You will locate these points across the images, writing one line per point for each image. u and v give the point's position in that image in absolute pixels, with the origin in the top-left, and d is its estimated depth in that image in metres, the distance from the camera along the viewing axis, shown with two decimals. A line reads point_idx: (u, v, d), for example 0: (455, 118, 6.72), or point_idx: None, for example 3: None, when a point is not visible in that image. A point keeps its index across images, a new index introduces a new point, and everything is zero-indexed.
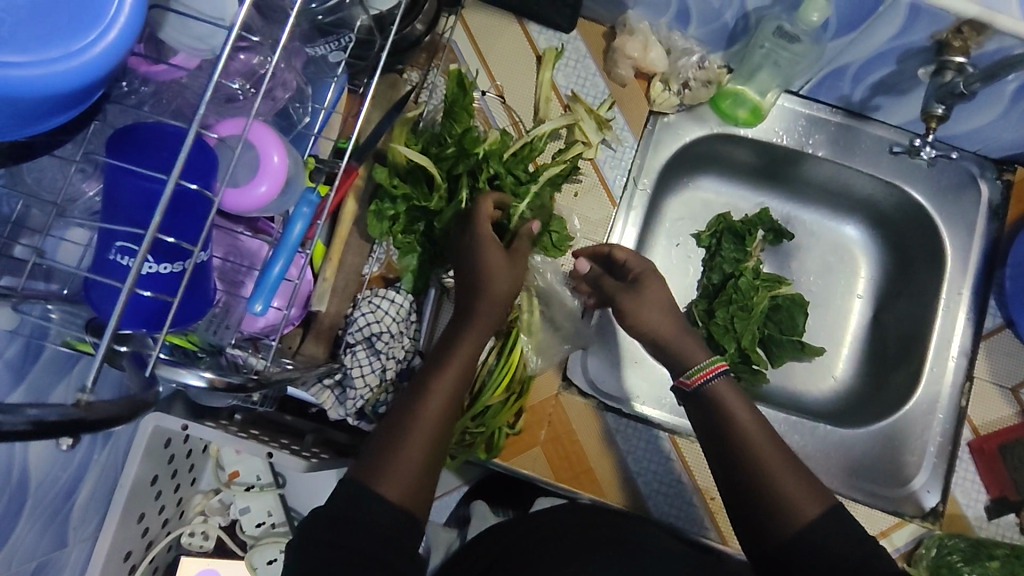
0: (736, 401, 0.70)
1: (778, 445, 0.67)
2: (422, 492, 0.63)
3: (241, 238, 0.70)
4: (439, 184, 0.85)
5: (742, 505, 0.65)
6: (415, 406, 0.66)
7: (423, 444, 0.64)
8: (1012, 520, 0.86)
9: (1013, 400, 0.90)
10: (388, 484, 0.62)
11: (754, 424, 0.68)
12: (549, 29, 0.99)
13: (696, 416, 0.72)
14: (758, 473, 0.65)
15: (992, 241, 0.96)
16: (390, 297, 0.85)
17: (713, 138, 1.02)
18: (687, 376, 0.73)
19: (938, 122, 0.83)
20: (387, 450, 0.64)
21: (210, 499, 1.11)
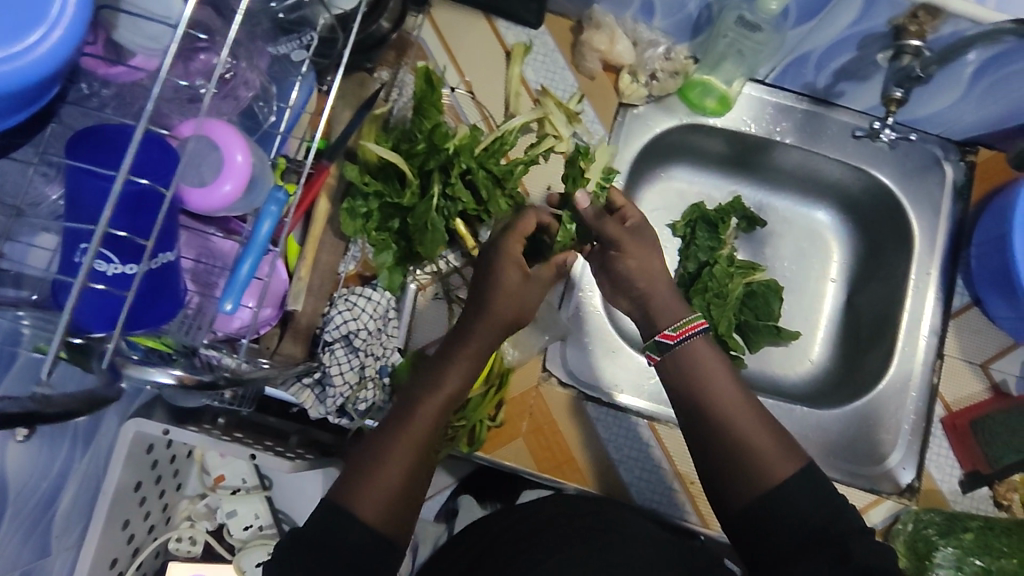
0: (712, 360, 0.72)
1: (752, 406, 0.70)
2: (400, 514, 0.65)
3: (213, 239, 0.70)
4: (411, 180, 0.85)
5: (711, 458, 0.68)
6: (400, 427, 0.68)
7: (405, 465, 0.66)
8: (986, 493, 0.88)
9: (983, 375, 0.92)
10: (366, 505, 0.64)
11: (730, 389, 0.70)
12: (517, 25, 1.00)
13: (670, 373, 0.74)
14: (730, 430, 0.68)
15: (957, 220, 0.98)
16: (367, 295, 0.86)
17: (682, 129, 1.04)
18: (670, 330, 0.75)
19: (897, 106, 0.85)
20: (368, 469, 0.66)
21: (196, 503, 1.12)
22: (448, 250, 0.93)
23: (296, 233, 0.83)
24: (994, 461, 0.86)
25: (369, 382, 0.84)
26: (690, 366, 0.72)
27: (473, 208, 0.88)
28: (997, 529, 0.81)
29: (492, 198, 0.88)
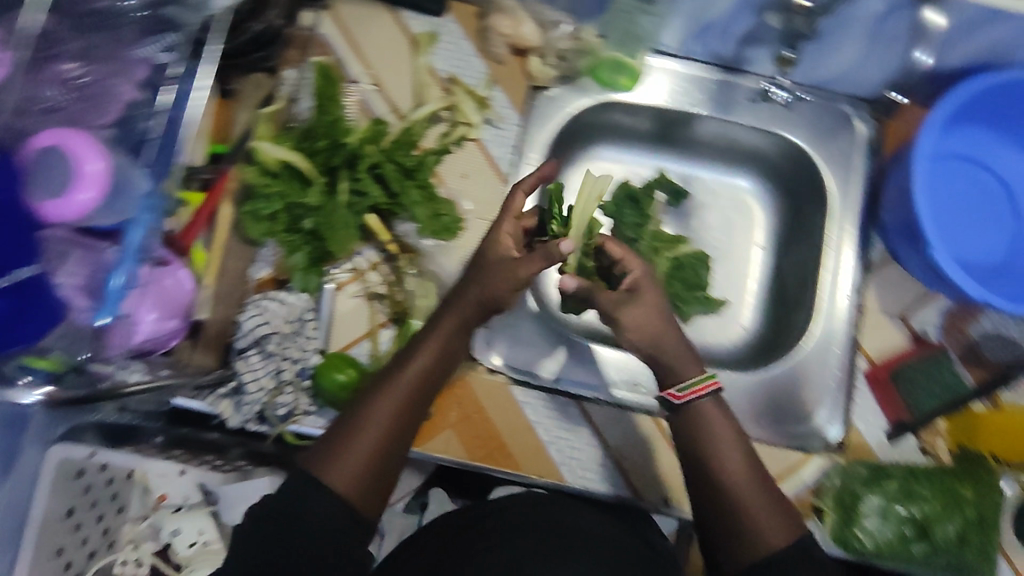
0: (722, 422, 0.76)
1: (755, 473, 0.73)
2: (372, 488, 0.67)
3: (104, 253, 0.59)
4: (316, 179, 0.84)
5: (710, 518, 0.72)
6: (373, 404, 0.71)
7: (378, 438, 0.69)
8: (912, 442, 0.89)
9: (902, 326, 0.94)
10: (338, 476, 0.66)
11: (733, 449, 0.74)
12: (422, 15, 0.98)
13: (680, 427, 0.77)
14: (728, 495, 0.71)
15: (869, 177, 0.99)
16: (280, 299, 0.86)
17: (597, 109, 1.03)
18: (676, 390, 0.77)
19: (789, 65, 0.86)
20: (343, 442, 0.69)
21: (140, 526, 1.00)
22: (365, 246, 0.91)
23: (202, 240, 0.83)
24: (918, 410, 0.89)
25: (286, 387, 0.84)
26: (698, 425, 0.76)
27: (383, 202, 0.87)
28: (919, 475, 0.83)
29: (404, 190, 0.87)
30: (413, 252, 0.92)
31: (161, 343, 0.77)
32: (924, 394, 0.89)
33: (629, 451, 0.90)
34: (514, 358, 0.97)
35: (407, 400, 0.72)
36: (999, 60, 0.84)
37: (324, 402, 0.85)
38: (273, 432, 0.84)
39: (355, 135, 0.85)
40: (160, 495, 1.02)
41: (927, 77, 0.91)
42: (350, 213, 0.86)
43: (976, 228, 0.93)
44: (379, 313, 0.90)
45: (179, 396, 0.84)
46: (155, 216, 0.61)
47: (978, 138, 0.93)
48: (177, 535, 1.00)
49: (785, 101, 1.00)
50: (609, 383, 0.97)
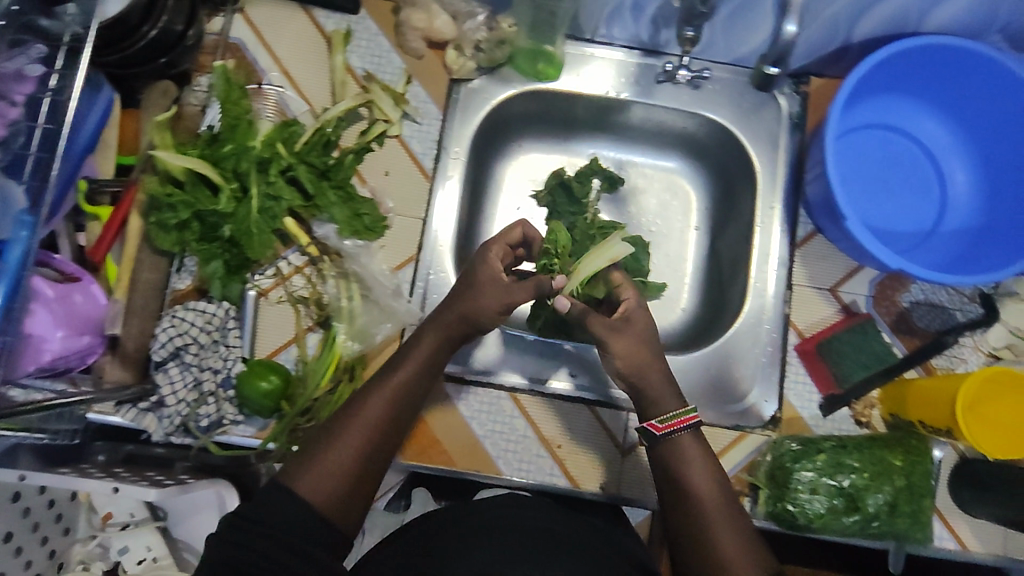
0: (699, 453, 0.73)
1: (729, 505, 0.70)
2: (344, 503, 0.64)
3: None
4: (224, 185, 0.82)
5: (687, 551, 0.67)
6: (353, 414, 0.69)
7: (356, 449, 0.67)
8: (846, 413, 0.90)
9: (832, 298, 0.94)
10: (311, 487, 0.64)
11: (709, 484, 0.71)
12: (335, 12, 0.96)
13: (657, 457, 0.74)
14: (705, 525, 0.67)
15: (796, 151, 0.99)
16: (200, 309, 0.84)
17: (522, 98, 1.00)
18: (659, 420, 0.74)
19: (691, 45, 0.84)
20: (317, 452, 0.66)
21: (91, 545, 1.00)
22: (286, 250, 0.90)
23: (116, 252, 0.84)
24: (844, 381, 0.91)
25: (209, 398, 0.83)
26: (676, 454, 0.73)
27: (299, 205, 0.85)
28: (849, 447, 0.84)
29: (320, 192, 0.86)
30: (335, 253, 0.90)
31: (76, 361, 0.79)
32: (849, 367, 0.91)
33: (565, 439, 0.91)
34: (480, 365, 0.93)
35: (388, 411, 0.71)
36: (907, 30, 0.84)
37: (250, 411, 0.84)
38: (197, 444, 0.83)
39: (261, 137, 0.83)
40: (104, 514, 1.01)
41: (842, 49, 0.91)
42: (263, 219, 0.83)
43: (902, 198, 0.93)
44: (304, 317, 0.89)
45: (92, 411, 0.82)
46: (33, 230, 0.58)
47: (897, 106, 0.93)
48: (126, 552, 0.98)
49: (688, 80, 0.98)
50: (604, 385, 0.94)
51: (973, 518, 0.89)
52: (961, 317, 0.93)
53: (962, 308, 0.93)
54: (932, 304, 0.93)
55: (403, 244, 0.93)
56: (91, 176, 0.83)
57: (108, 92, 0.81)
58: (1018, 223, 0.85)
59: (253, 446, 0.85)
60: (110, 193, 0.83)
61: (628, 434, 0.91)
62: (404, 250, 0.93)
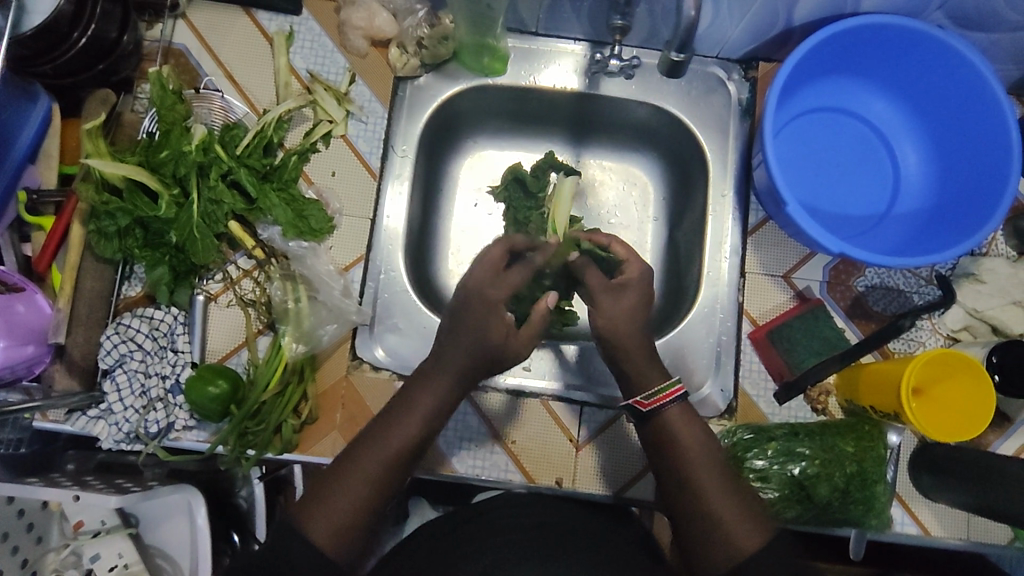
0: (689, 429, 0.71)
1: (724, 473, 0.68)
2: (352, 541, 0.63)
3: None
4: (163, 191, 0.82)
5: (688, 524, 0.66)
6: (360, 451, 0.67)
7: (366, 489, 0.65)
8: (802, 401, 0.89)
9: (786, 285, 0.93)
10: (317, 530, 0.62)
11: (705, 457, 0.69)
12: (278, 14, 0.97)
13: (652, 435, 0.73)
14: (701, 497, 0.66)
15: (746, 138, 0.98)
16: (149, 316, 0.86)
17: (470, 94, 1.00)
18: (643, 397, 0.73)
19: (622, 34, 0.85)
20: (323, 492, 0.65)
21: (63, 553, 0.97)
22: (234, 254, 0.90)
23: (60, 261, 0.84)
24: (795, 366, 0.90)
25: (157, 404, 0.84)
26: (668, 435, 0.71)
27: (242, 208, 0.85)
28: (800, 434, 0.83)
29: (262, 194, 0.86)
30: (281, 255, 0.90)
31: (24, 370, 0.80)
32: (802, 352, 0.90)
33: (519, 434, 0.89)
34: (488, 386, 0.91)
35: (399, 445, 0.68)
36: (845, 10, 0.83)
37: (200, 417, 0.84)
38: (147, 450, 0.83)
39: (198, 142, 0.84)
40: (76, 522, 0.98)
41: (784, 31, 0.90)
42: (205, 223, 0.83)
43: (853, 180, 0.93)
44: (254, 321, 0.89)
45: (39, 420, 0.83)
46: None
47: (844, 87, 0.93)
48: (98, 559, 0.98)
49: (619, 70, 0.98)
50: (604, 380, 0.94)
51: (937, 505, 0.87)
52: (919, 301, 0.92)
53: (919, 291, 0.92)
54: (887, 287, 0.92)
55: (352, 243, 0.93)
56: (32, 186, 0.85)
57: (45, 101, 0.83)
58: (967, 201, 0.85)
59: (203, 451, 0.85)
60: (53, 203, 0.84)
61: (582, 428, 0.90)
62: (353, 250, 0.93)
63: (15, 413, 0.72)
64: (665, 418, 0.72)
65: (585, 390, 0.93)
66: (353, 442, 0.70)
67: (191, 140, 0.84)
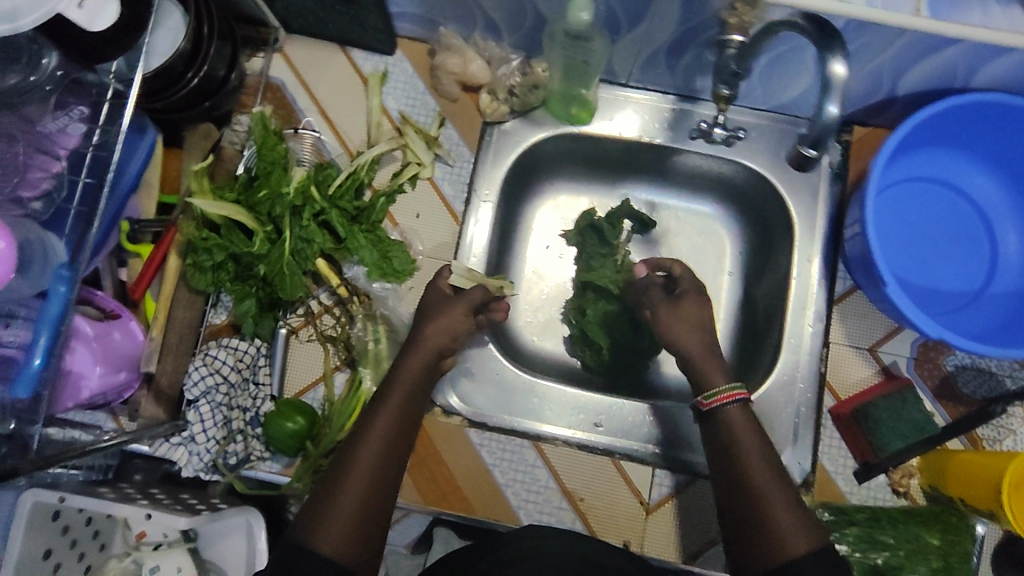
0: (747, 429, 0.71)
1: (785, 482, 0.67)
2: (364, 546, 0.61)
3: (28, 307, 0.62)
4: (258, 229, 0.84)
5: (735, 520, 0.66)
6: (352, 460, 0.65)
7: (361, 498, 0.63)
8: (883, 481, 0.86)
9: (872, 359, 0.91)
10: (325, 538, 0.59)
11: (764, 460, 0.68)
12: (373, 55, 0.99)
13: (708, 436, 0.73)
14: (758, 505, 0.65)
15: (836, 202, 0.96)
16: (232, 346, 0.87)
17: (553, 140, 1.01)
18: (704, 397, 0.74)
19: (726, 102, 0.80)
20: (322, 502, 0.62)
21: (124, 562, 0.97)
22: (317, 289, 0.92)
23: (155, 289, 0.86)
24: (881, 449, 0.85)
25: (237, 435, 0.85)
26: (726, 432, 0.71)
27: (331, 247, 0.87)
28: (882, 521, 0.80)
29: (350, 235, 0.87)
30: (364, 295, 0.92)
31: (113, 396, 0.82)
32: (886, 435, 0.86)
33: (587, 492, 0.88)
34: (506, 407, 0.92)
35: (388, 444, 0.67)
36: (954, 86, 0.82)
37: (276, 449, 0.85)
38: (223, 481, 0.84)
39: (295, 183, 0.85)
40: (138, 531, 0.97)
41: (885, 99, 0.89)
42: (295, 260, 0.85)
43: (944, 254, 0.90)
44: (333, 356, 0.90)
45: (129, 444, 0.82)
46: (70, 284, 0.60)
47: (945, 161, 0.90)
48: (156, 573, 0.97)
49: (722, 138, 0.95)
50: (641, 430, 0.91)
51: None
52: (1010, 385, 0.88)
53: (1011, 375, 0.88)
54: (978, 369, 0.89)
55: None
56: (133, 216, 0.86)
57: (151, 133, 0.84)
58: None
59: (280, 484, 0.85)
60: (152, 233, 0.85)
61: (653, 491, 0.88)
62: None
63: (111, 448, 0.72)
64: (722, 416, 0.72)
65: (620, 440, 0.91)
66: (332, 462, 0.67)
67: (289, 182, 0.85)
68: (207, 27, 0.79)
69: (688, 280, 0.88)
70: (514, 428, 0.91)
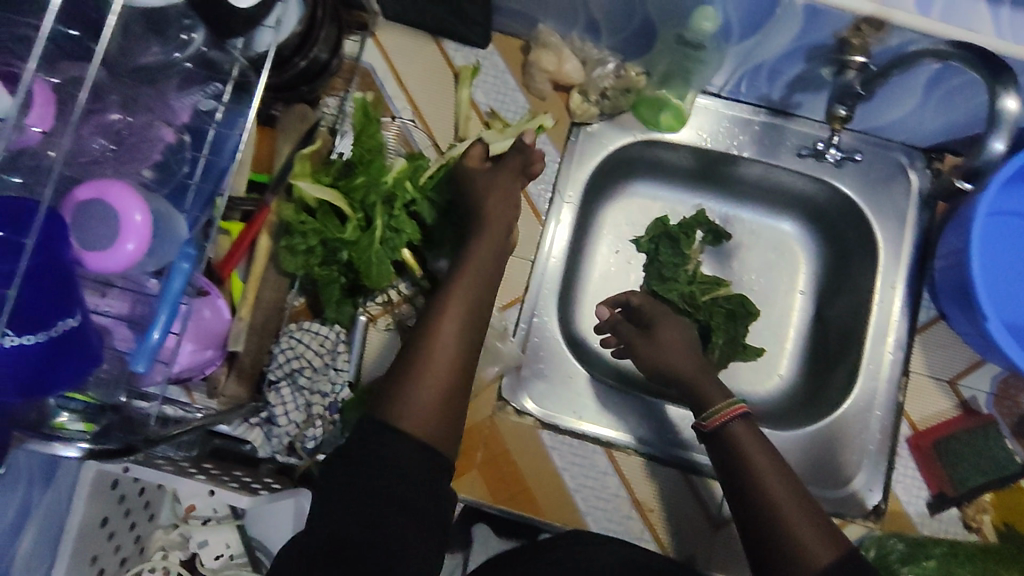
0: (755, 447, 0.70)
1: (802, 496, 0.66)
2: (444, 429, 0.63)
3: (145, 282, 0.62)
4: (351, 216, 0.84)
5: (759, 540, 0.64)
6: (425, 346, 0.67)
7: (438, 387, 0.64)
8: (954, 514, 0.86)
9: (951, 391, 0.90)
10: (409, 420, 0.62)
11: (776, 473, 0.68)
12: (465, 47, 0.98)
13: (716, 455, 0.73)
14: (781, 520, 0.63)
15: (924, 231, 0.95)
16: (314, 330, 0.86)
17: (640, 145, 1.00)
18: (705, 418, 0.75)
19: (841, 122, 0.86)
20: (401, 387, 0.64)
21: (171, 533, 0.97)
22: (398, 279, 0.91)
23: (240, 269, 0.84)
24: (959, 483, 0.87)
25: (317, 420, 0.85)
26: (735, 448, 0.71)
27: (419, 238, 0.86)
28: (959, 556, 0.82)
29: (438, 227, 0.87)
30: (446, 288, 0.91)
31: (196, 371, 0.80)
32: (967, 471, 0.87)
33: (656, 503, 0.89)
34: (575, 414, 0.92)
35: (460, 329, 0.69)
36: None
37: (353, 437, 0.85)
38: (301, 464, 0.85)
39: (392, 173, 0.85)
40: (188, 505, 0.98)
41: None
42: (384, 249, 0.83)
43: None
44: None
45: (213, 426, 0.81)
46: (193, 262, 0.61)
47: None
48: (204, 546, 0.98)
49: (836, 160, 0.95)
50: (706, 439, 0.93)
51: None
52: None
53: None
54: None
55: (512, 286, 0.95)
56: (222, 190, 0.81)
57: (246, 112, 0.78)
58: None
59: None
60: (243, 211, 0.82)
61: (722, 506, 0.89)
62: (512, 290, 0.94)
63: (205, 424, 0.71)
64: (728, 437, 0.72)
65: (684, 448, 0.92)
66: (405, 351, 0.68)
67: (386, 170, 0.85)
68: (320, 10, 0.78)
69: (647, 304, 0.91)
70: (586, 434, 0.91)
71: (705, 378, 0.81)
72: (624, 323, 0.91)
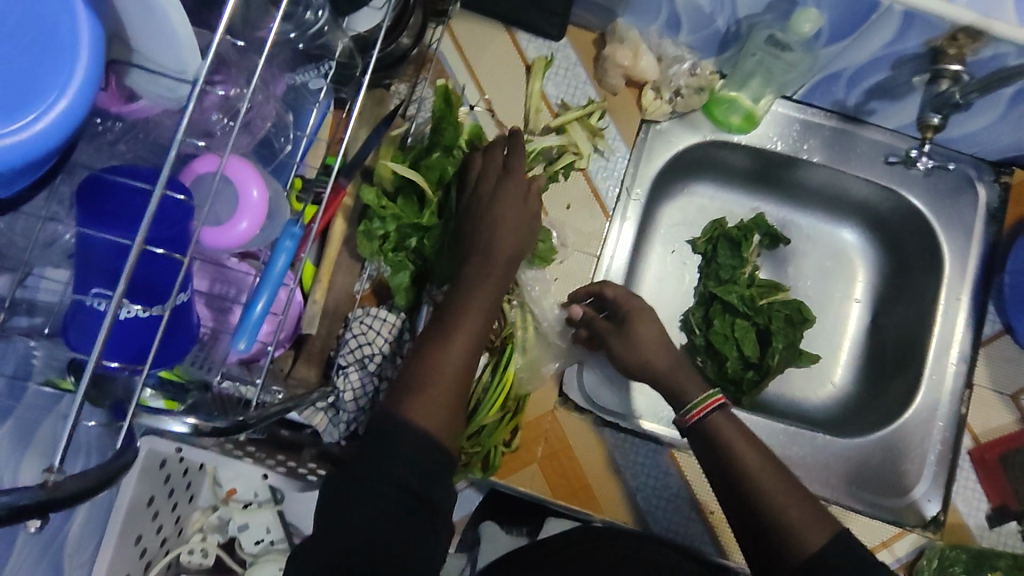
0: (734, 435, 0.69)
1: (786, 477, 0.65)
2: (455, 428, 0.61)
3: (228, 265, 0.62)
4: (431, 200, 0.85)
5: (746, 528, 0.64)
6: (432, 359, 0.64)
7: (449, 390, 0.63)
8: (1014, 528, 0.87)
9: (1013, 405, 0.91)
10: (421, 414, 0.60)
11: (757, 458, 0.66)
12: (539, 38, 0.97)
13: (697, 446, 0.71)
14: (766, 511, 0.62)
15: (991, 244, 0.95)
16: (382, 316, 0.86)
17: (709, 144, 0.99)
18: (687, 410, 0.73)
19: (933, 131, 0.86)
20: (414, 384, 0.62)
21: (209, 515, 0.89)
22: None
23: (312, 253, 0.82)
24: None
25: None
26: (715, 438, 0.69)
27: None
28: None
29: None
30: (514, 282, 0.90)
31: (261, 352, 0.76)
32: None
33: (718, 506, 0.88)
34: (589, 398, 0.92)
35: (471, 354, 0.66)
36: None
37: None
38: None
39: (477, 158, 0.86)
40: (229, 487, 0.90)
41: None
42: None
43: None
44: None
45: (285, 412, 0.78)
46: (297, 242, 0.59)
47: None
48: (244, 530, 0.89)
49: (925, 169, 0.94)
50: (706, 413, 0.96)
51: None
52: None
53: None
54: None
55: (575, 279, 0.95)
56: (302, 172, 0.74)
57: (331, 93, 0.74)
58: None
59: None
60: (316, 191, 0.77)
61: None
62: (577, 284, 0.95)
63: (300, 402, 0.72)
64: (708, 427, 0.70)
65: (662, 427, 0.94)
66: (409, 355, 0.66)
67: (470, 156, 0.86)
68: None
69: (622, 297, 0.86)
70: (643, 433, 0.90)
71: (681, 376, 0.78)
72: (600, 318, 0.87)
